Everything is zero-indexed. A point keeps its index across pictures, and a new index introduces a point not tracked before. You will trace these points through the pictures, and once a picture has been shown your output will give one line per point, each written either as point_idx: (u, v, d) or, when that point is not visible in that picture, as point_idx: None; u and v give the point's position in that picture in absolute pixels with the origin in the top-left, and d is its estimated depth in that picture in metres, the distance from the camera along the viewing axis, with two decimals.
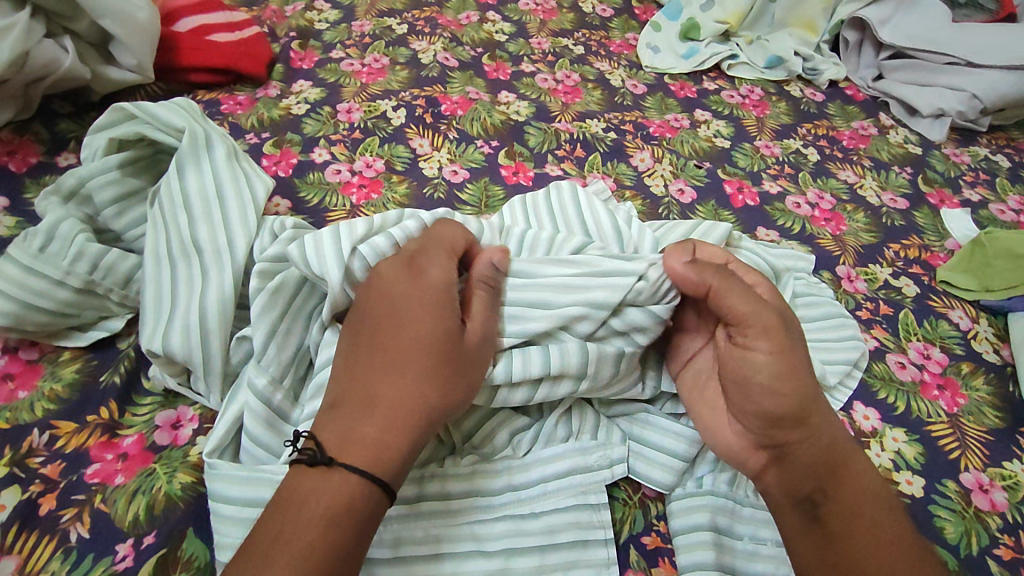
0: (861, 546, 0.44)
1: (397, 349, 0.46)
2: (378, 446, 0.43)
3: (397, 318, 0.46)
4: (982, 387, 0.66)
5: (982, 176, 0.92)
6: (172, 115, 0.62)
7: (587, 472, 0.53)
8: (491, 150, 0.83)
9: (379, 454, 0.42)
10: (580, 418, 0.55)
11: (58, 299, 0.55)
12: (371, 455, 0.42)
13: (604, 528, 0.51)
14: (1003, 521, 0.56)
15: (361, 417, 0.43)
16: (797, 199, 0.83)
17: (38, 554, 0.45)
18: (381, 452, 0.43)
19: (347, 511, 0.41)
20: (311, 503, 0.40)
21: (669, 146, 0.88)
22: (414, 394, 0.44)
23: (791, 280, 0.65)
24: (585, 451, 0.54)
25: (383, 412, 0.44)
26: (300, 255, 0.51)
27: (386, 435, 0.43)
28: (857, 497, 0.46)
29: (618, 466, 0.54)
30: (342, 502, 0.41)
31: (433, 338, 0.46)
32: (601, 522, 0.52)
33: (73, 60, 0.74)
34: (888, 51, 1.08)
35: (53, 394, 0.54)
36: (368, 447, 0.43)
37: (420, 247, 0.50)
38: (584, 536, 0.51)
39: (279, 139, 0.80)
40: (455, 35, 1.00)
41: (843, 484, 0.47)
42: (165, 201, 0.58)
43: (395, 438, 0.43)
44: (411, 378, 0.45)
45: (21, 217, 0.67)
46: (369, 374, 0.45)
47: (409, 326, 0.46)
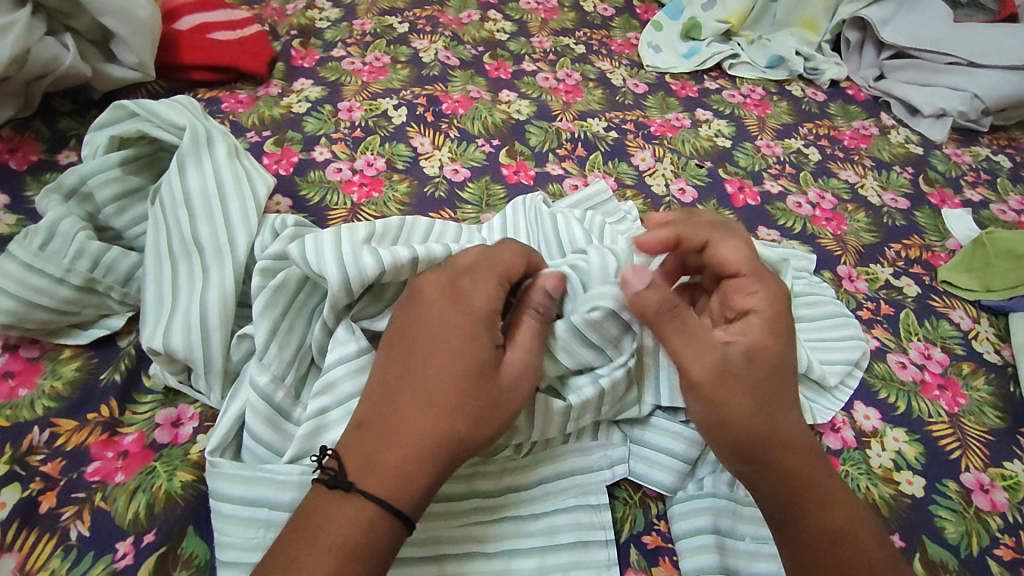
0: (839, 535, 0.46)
1: (427, 374, 0.45)
2: (393, 479, 0.41)
3: (432, 339, 0.46)
4: (983, 387, 0.66)
5: (984, 176, 0.92)
6: (173, 113, 0.62)
7: (588, 472, 0.53)
8: (492, 149, 0.83)
9: (391, 486, 0.41)
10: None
11: (58, 296, 0.55)
12: (391, 481, 0.41)
13: (605, 529, 0.51)
14: (1004, 521, 0.56)
15: (382, 446, 0.43)
16: (798, 198, 0.83)
17: (38, 552, 0.45)
18: (404, 478, 0.42)
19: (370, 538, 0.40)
20: (334, 526, 0.40)
21: (670, 145, 0.88)
22: (441, 425, 0.43)
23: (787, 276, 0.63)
24: (587, 452, 0.54)
25: (403, 435, 0.43)
26: (298, 252, 0.51)
27: (412, 457, 0.42)
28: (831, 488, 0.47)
29: (618, 467, 0.54)
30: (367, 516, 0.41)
31: (469, 365, 0.45)
32: (602, 523, 0.52)
33: (75, 58, 0.74)
34: (890, 51, 1.08)
35: (53, 392, 0.54)
36: (389, 472, 0.42)
37: (467, 270, 0.50)
38: (584, 537, 0.51)
39: (281, 137, 0.80)
40: (456, 34, 1.00)
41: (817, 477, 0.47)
42: (167, 199, 0.58)
43: (410, 474, 0.42)
44: (443, 410, 0.43)
45: (22, 214, 0.67)
46: (397, 398, 0.44)
47: (441, 350, 0.45)
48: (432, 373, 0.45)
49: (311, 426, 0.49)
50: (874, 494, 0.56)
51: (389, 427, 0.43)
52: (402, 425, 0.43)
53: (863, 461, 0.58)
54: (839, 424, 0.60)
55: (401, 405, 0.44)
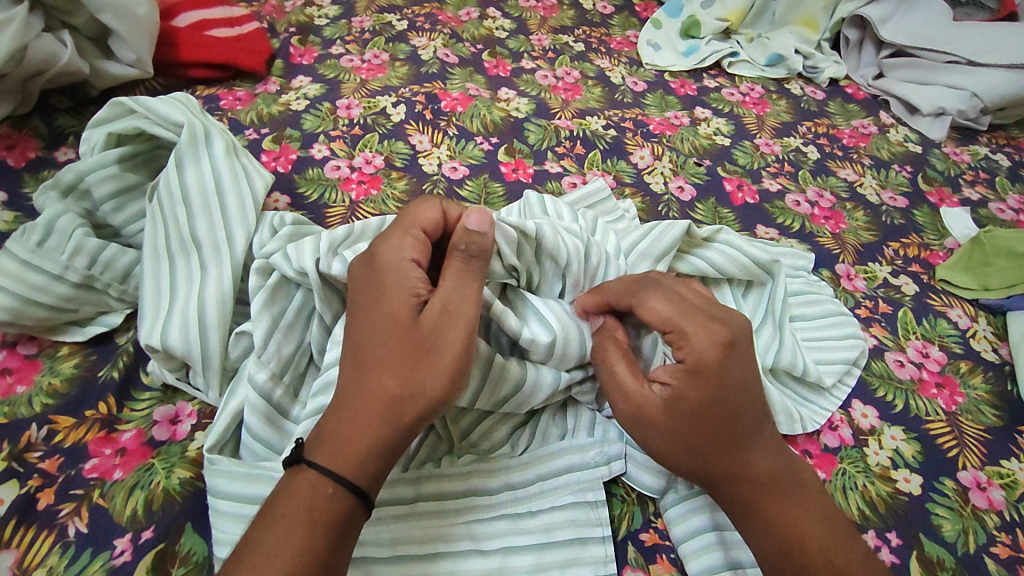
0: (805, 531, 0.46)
1: (365, 350, 0.45)
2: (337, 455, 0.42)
3: (365, 311, 0.47)
4: (980, 385, 0.66)
5: (982, 175, 0.92)
6: (171, 110, 0.61)
7: (583, 469, 0.53)
8: (491, 146, 0.83)
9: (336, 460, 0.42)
10: (577, 414, 0.56)
11: (56, 293, 0.55)
12: (343, 456, 0.42)
13: (602, 526, 0.51)
14: (1001, 519, 0.56)
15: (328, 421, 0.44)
16: (797, 196, 0.83)
17: (36, 548, 0.45)
18: (361, 457, 0.42)
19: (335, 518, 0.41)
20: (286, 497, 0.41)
21: (669, 143, 0.88)
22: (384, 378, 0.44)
23: (780, 275, 0.62)
24: (585, 449, 0.54)
25: (357, 415, 0.43)
26: (281, 257, 0.52)
27: (365, 437, 0.43)
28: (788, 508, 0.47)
29: (614, 463, 0.54)
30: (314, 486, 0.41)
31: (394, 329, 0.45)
32: (598, 519, 0.52)
33: (72, 55, 0.74)
34: (889, 49, 1.08)
35: (51, 389, 0.54)
36: (345, 451, 0.42)
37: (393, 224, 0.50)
38: (581, 534, 0.51)
39: (279, 135, 0.80)
40: (455, 31, 1.00)
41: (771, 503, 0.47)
42: (164, 195, 0.58)
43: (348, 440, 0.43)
44: (384, 370, 0.44)
45: (20, 211, 0.67)
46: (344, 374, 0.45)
47: (374, 319, 0.46)
48: (367, 349, 0.45)
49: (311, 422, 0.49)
50: (871, 492, 0.56)
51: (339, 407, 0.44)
52: (350, 403, 0.44)
53: (861, 459, 0.58)
54: (837, 422, 0.60)
55: (350, 382, 0.45)
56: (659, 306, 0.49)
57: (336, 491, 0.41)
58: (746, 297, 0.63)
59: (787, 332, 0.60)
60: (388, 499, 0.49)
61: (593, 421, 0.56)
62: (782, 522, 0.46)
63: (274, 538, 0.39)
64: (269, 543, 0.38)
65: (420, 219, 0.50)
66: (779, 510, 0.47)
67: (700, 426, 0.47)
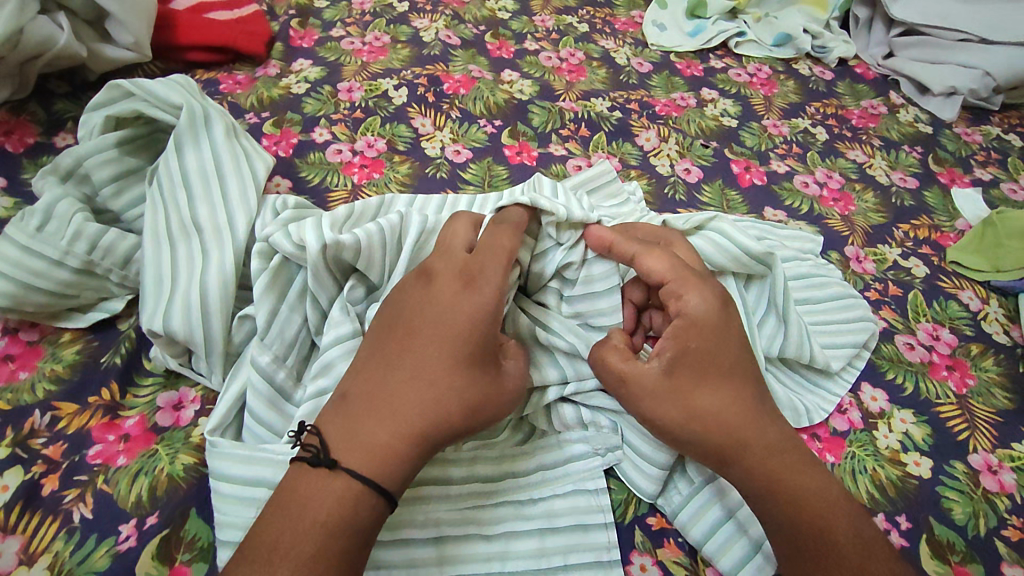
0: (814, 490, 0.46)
1: (425, 356, 0.45)
2: (378, 457, 0.42)
3: (438, 318, 0.46)
4: (992, 367, 0.65)
5: (994, 155, 0.90)
6: (170, 92, 0.61)
7: (584, 458, 0.53)
8: (495, 129, 0.82)
9: (377, 462, 0.42)
10: (560, 412, 0.54)
11: (56, 279, 0.54)
12: (373, 457, 0.42)
13: (604, 512, 0.51)
14: (1012, 502, 0.55)
15: (375, 420, 0.43)
16: (805, 177, 0.82)
17: (41, 534, 0.45)
18: (393, 457, 0.42)
19: (372, 523, 0.41)
20: (315, 507, 0.40)
21: (675, 125, 0.86)
22: (461, 396, 0.45)
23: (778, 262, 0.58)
24: (588, 441, 0.53)
25: (386, 415, 0.43)
26: (283, 235, 0.51)
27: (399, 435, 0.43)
28: (807, 485, 0.46)
29: (612, 453, 0.53)
30: (348, 490, 0.41)
31: (470, 349, 0.46)
32: (600, 506, 0.51)
33: (69, 37, 0.73)
34: (899, 27, 1.06)
35: (54, 375, 0.53)
36: (371, 450, 0.42)
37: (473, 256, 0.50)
38: (583, 521, 0.50)
39: (279, 119, 0.79)
40: (457, 12, 0.98)
41: (783, 480, 0.46)
42: (165, 179, 0.57)
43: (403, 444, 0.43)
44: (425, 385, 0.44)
45: (19, 197, 0.66)
46: (393, 363, 0.45)
47: (454, 324, 0.46)
48: (428, 360, 0.45)
49: (312, 406, 0.48)
50: (881, 476, 0.55)
51: (374, 403, 0.44)
52: (397, 399, 0.44)
53: (870, 443, 0.57)
54: (846, 405, 0.59)
55: (387, 382, 0.44)
56: (659, 264, 0.51)
57: (377, 502, 0.41)
58: (748, 290, 0.60)
59: (794, 326, 0.58)
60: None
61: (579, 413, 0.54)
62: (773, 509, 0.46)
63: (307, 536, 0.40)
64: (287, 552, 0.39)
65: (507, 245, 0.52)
66: (793, 483, 0.46)
67: (698, 387, 0.48)
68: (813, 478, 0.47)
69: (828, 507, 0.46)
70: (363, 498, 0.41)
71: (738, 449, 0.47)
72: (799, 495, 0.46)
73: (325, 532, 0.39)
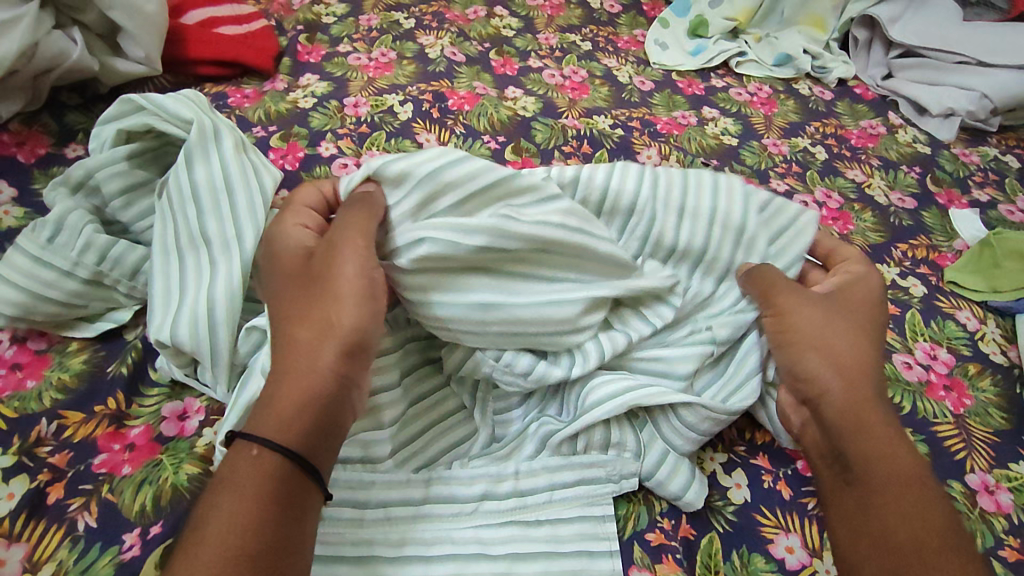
0: (886, 461, 0.47)
1: (292, 305, 0.47)
2: (291, 406, 0.42)
3: (285, 276, 0.49)
4: (989, 388, 0.66)
5: (992, 177, 0.91)
6: (181, 107, 0.61)
7: (595, 483, 0.52)
8: (498, 145, 0.83)
9: (289, 413, 0.42)
10: (588, 436, 0.53)
11: (66, 290, 0.55)
12: (284, 414, 0.42)
13: (610, 540, 0.51)
14: (1009, 522, 0.56)
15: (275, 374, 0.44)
16: (804, 197, 0.83)
17: (46, 543, 0.46)
18: (309, 400, 0.43)
19: (286, 483, 0.40)
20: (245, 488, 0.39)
21: (676, 143, 0.88)
22: (307, 322, 0.46)
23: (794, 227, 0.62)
24: (604, 466, 0.53)
25: (293, 367, 0.44)
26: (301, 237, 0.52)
27: (299, 392, 0.43)
28: (887, 463, 0.47)
29: (625, 480, 0.53)
30: (254, 473, 0.39)
31: (303, 271, 0.49)
32: (607, 533, 0.51)
33: (82, 51, 0.74)
34: (898, 49, 1.08)
35: (61, 384, 0.54)
36: (284, 406, 0.42)
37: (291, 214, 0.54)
38: (589, 547, 0.50)
39: (287, 133, 0.80)
40: (463, 30, 1.00)
41: (868, 450, 0.47)
42: (174, 193, 0.58)
43: (311, 385, 0.43)
44: (292, 324, 0.46)
45: (30, 207, 0.68)
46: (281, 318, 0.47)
47: (293, 269, 0.49)
48: (294, 300, 0.47)
49: None
50: None
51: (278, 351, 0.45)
52: (293, 342, 0.45)
53: None
54: None
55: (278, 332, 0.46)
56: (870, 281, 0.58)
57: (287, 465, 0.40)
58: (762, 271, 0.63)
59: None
60: (387, 501, 0.49)
61: (609, 431, 0.53)
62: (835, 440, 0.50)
63: (220, 523, 0.37)
64: (201, 557, 0.36)
65: (309, 198, 0.56)
66: (873, 453, 0.47)
67: (851, 348, 0.52)
68: (898, 463, 0.47)
69: (906, 493, 0.45)
70: (270, 479, 0.39)
71: (851, 418, 0.49)
72: (880, 465, 0.47)
73: (237, 515, 0.37)
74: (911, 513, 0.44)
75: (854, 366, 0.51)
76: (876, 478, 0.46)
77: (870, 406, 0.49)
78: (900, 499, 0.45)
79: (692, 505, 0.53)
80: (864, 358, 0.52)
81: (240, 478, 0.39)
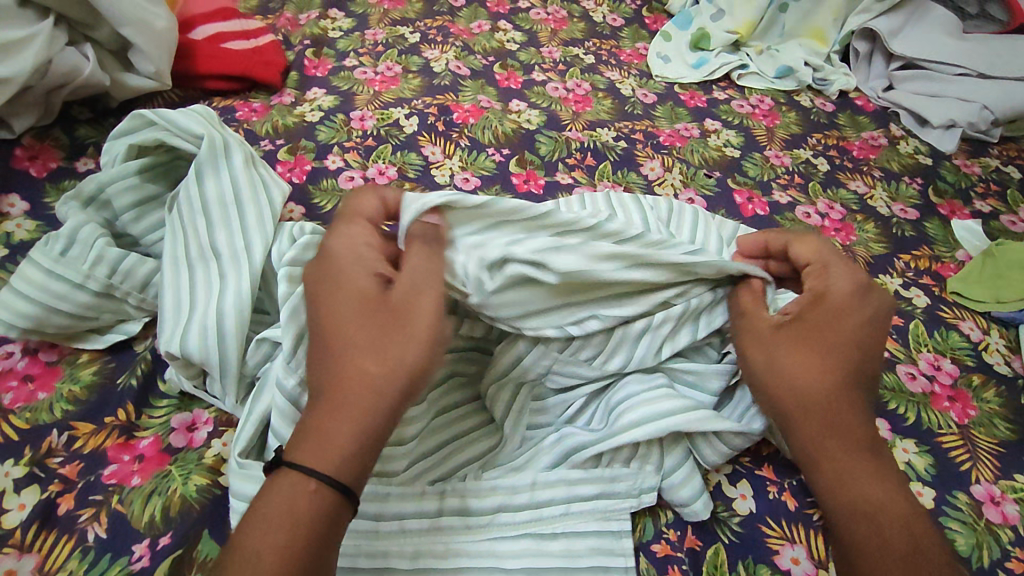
0: (870, 479, 0.46)
1: (348, 330, 0.46)
2: (344, 445, 0.42)
3: (341, 295, 0.47)
4: (993, 398, 0.66)
5: (993, 187, 0.92)
6: (191, 122, 0.62)
7: (611, 496, 0.53)
8: (502, 158, 0.84)
9: (340, 452, 0.42)
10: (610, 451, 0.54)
11: (77, 302, 0.56)
12: (334, 448, 0.42)
13: (625, 556, 0.51)
14: (1015, 533, 0.56)
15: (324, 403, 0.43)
16: (807, 208, 0.83)
17: (57, 553, 0.46)
18: (362, 440, 0.42)
19: (326, 514, 0.41)
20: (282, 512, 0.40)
21: (679, 155, 0.88)
22: (368, 356, 0.44)
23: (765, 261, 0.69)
24: (623, 480, 0.53)
25: (342, 398, 0.43)
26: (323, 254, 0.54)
27: (355, 426, 0.42)
28: (874, 484, 0.46)
29: (644, 495, 0.53)
30: (288, 498, 0.40)
31: (365, 297, 0.47)
32: (623, 549, 0.51)
33: (94, 67, 0.76)
34: (898, 61, 1.09)
35: (71, 396, 0.55)
36: (336, 438, 0.42)
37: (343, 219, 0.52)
38: (603, 562, 0.50)
39: (294, 146, 0.81)
40: (467, 44, 1.01)
41: (848, 468, 0.46)
42: (184, 206, 0.59)
43: (370, 422, 0.43)
44: (350, 352, 0.45)
45: (42, 221, 0.69)
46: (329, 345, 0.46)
47: (353, 291, 0.47)
48: (349, 326, 0.46)
49: None
50: None
51: (331, 380, 0.44)
52: (346, 371, 0.44)
53: None
54: None
55: (332, 358, 0.45)
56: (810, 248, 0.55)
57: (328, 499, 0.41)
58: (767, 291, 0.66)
59: None
60: (403, 512, 0.49)
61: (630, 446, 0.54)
62: (816, 392, 0.48)
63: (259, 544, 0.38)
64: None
65: (366, 208, 0.52)
66: (850, 468, 0.46)
67: (801, 351, 0.50)
68: (884, 481, 0.46)
69: (892, 517, 0.44)
70: (303, 509, 0.40)
71: (804, 414, 0.48)
72: (856, 481, 0.46)
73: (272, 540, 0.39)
74: (898, 534, 0.44)
75: (833, 372, 0.49)
76: (863, 495, 0.45)
77: (841, 408, 0.48)
78: (882, 518, 0.44)
79: (694, 517, 0.53)
80: (838, 353, 0.50)
81: (280, 500, 0.40)
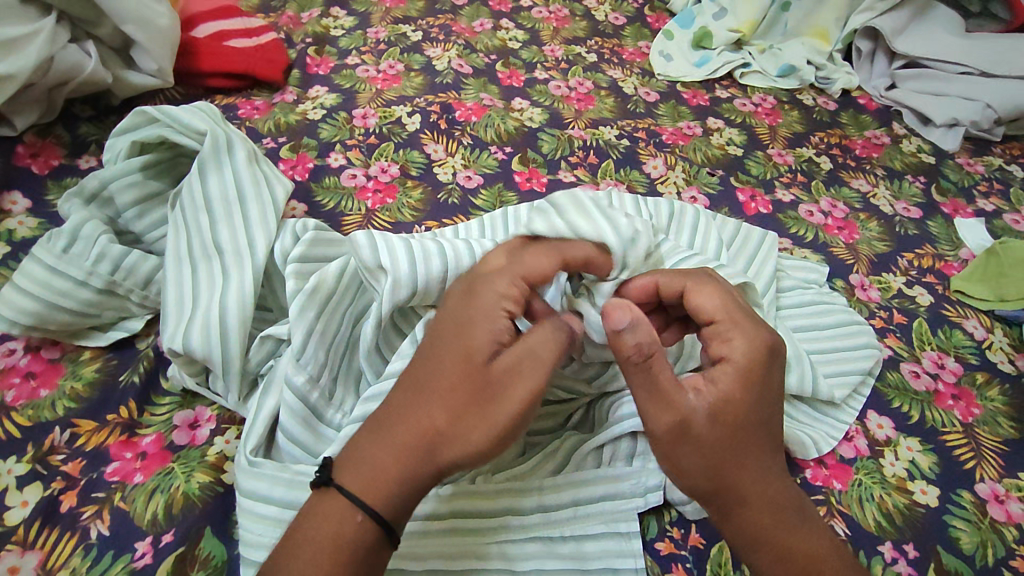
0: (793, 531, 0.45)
1: (432, 376, 0.44)
2: (387, 492, 0.41)
3: (439, 343, 0.45)
4: (997, 397, 0.66)
5: (997, 186, 0.92)
6: (194, 119, 0.62)
7: (620, 497, 0.53)
8: (505, 156, 0.83)
9: (382, 498, 0.41)
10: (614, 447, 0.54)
11: (80, 299, 0.56)
12: (376, 490, 0.41)
13: (634, 557, 0.51)
14: (1020, 532, 0.55)
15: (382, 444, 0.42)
16: (810, 207, 0.83)
17: (59, 550, 0.46)
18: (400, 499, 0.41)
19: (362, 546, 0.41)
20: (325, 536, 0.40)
21: (681, 153, 0.88)
22: (440, 413, 0.42)
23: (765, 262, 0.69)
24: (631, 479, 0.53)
25: (398, 446, 0.42)
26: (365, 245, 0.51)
27: (404, 487, 0.41)
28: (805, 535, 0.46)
29: (650, 495, 0.53)
30: (329, 528, 0.40)
31: (468, 356, 0.44)
32: (633, 551, 0.51)
33: (96, 64, 0.75)
34: (901, 60, 1.08)
35: (73, 393, 0.54)
36: (379, 485, 0.41)
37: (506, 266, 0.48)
38: (614, 564, 0.50)
39: (296, 144, 0.81)
40: (469, 42, 1.01)
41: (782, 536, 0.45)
42: (187, 203, 0.59)
43: (419, 476, 0.42)
44: (431, 405, 0.43)
45: (44, 218, 0.68)
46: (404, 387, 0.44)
47: (454, 345, 0.44)
48: (436, 381, 0.43)
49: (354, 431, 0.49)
50: (888, 504, 0.56)
51: (397, 428, 0.42)
52: (411, 424, 0.42)
53: (877, 470, 0.58)
54: (853, 432, 0.60)
55: (407, 406, 0.43)
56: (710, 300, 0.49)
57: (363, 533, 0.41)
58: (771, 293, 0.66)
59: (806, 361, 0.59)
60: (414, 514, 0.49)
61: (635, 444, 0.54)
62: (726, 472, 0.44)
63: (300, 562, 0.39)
64: None
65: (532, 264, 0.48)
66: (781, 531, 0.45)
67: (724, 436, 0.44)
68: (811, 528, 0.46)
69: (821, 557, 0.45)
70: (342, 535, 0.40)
71: (727, 497, 0.45)
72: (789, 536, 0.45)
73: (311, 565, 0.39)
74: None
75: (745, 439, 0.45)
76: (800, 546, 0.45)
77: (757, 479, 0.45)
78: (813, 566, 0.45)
79: (695, 514, 0.53)
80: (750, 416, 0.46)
81: (322, 528, 0.41)
